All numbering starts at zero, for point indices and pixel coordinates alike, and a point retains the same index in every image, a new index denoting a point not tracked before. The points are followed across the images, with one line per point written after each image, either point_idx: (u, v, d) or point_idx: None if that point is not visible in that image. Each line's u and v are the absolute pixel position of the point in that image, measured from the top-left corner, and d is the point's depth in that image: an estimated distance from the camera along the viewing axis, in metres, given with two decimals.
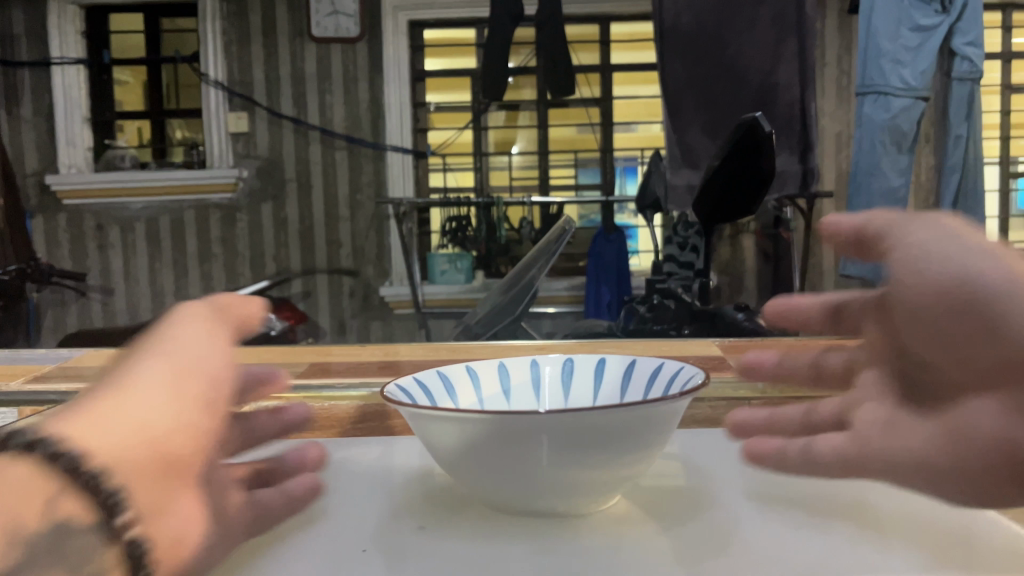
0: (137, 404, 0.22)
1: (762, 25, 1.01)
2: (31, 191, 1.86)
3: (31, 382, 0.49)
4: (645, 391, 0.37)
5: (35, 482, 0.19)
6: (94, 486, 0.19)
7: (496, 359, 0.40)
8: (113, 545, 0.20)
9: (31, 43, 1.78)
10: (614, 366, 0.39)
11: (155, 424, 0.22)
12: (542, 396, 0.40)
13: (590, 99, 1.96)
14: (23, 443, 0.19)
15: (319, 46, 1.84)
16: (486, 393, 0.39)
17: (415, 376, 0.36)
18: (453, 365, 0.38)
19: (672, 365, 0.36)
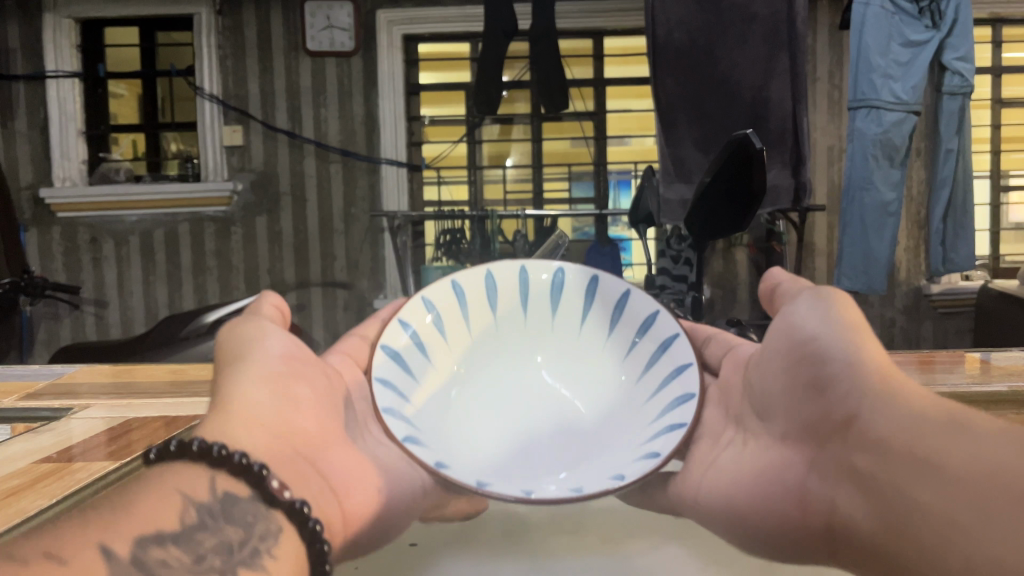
0: (251, 415, 0.34)
1: (754, 42, 1.00)
2: (24, 205, 1.92)
3: (23, 399, 0.49)
4: (640, 333, 0.42)
5: (192, 474, 0.29)
6: (240, 462, 0.30)
7: (485, 267, 0.44)
8: (275, 506, 0.30)
9: (28, 56, 1.86)
10: (638, 302, 0.42)
11: (267, 423, 0.34)
12: (529, 302, 0.44)
13: (583, 112, 1.94)
14: (196, 449, 0.30)
15: (314, 60, 1.85)
16: (473, 307, 0.43)
17: (398, 320, 0.41)
18: (439, 285, 0.42)
19: (667, 320, 0.40)
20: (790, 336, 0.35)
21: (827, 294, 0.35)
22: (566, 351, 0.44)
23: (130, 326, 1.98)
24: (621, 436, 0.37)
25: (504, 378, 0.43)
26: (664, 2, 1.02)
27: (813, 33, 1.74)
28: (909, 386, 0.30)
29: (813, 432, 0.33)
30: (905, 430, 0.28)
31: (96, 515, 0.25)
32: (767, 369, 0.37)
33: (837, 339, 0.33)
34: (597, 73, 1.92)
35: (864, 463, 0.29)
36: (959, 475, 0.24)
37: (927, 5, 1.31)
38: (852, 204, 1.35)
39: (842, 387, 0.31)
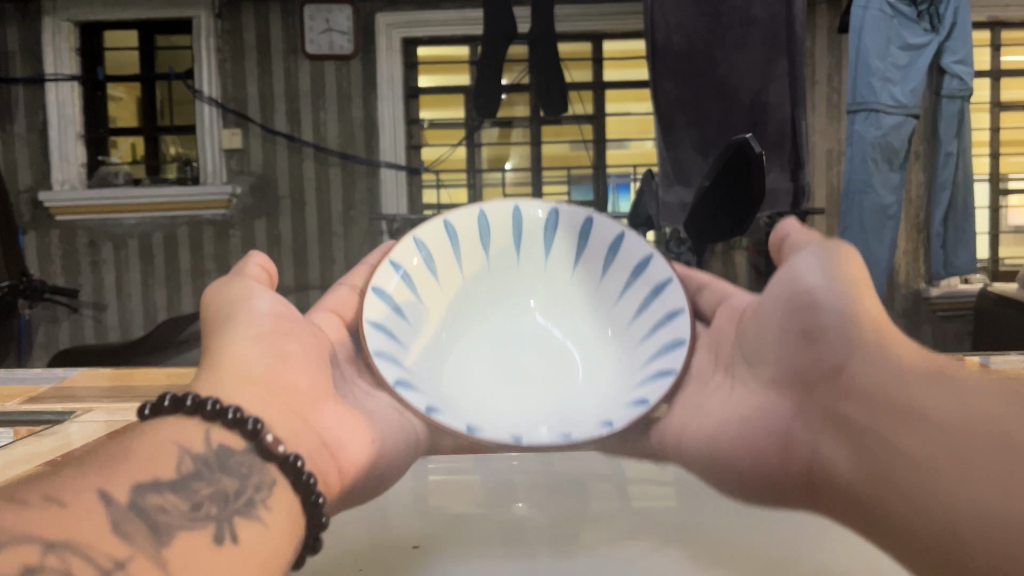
0: (243, 372, 0.36)
1: (753, 45, 0.99)
2: (23, 208, 1.91)
3: (25, 402, 0.49)
4: (633, 275, 0.44)
5: (188, 427, 0.30)
6: (233, 417, 0.31)
7: (477, 208, 0.46)
8: (270, 461, 0.31)
9: (27, 60, 1.86)
10: (631, 245, 0.44)
11: (259, 379, 0.36)
12: (522, 243, 0.47)
13: (582, 115, 1.94)
14: (190, 405, 0.31)
15: (313, 64, 1.85)
16: (465, 245, 0.45)
17: (390, 259, 0.43)
18: (433, 226, 0.44)
19: (660, 265, 0.43)
20: (790, 289, 0.38)
21: (831, 248, 0.38)
22: (556, 292, 0.47)
23: (128, 329, 1.98)
24: (611, 388, 0.41)
25: (496, 320, 0.46)
26: (662, 5, 1.01)
27: (812, 37, 1.75)
28: (902, 340, 0.32)
29: (803, 379, 0.36)
30: (890, 381, 0.30)
31: (97, 463, 0.26)
32: (768, 320, 0.40)
33: (834, 293, 0.35)
34: (596, 75, 1.92)
35: (848, 410, 0.32)
36: (937, 422, 0.26)
37: (925, 9, 1.30)
38: (852, 207, 1.36)
39: (835, 338, 0.34)
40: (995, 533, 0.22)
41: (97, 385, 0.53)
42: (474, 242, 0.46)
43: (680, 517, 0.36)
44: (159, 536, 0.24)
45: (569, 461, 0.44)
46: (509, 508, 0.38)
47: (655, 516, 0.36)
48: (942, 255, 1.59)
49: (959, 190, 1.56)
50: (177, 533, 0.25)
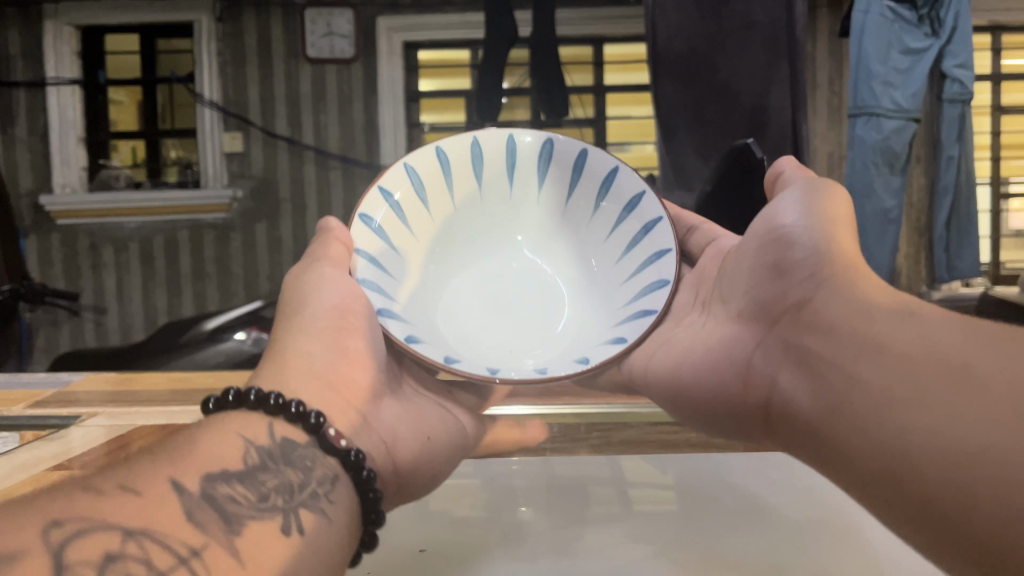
0: (305, 366, 0.37)
1: (754, 48, 0.98)
2: (23, 211, 1.91)
3: (30, 407, 0.49)
4: (625, 210, 0.44)
5: (254, 420, 0.32)
6: (296, 411, 0.33)
7: (471, 135, 0.46)
8: (331, 454, 0.34)
9: (29, 63, 1.86)
10: (625, 178, 0.44)
11: (323, 378, 0.37)
12: (516, 172, 0.47)
13: (583, 119, 1.96)
14: (253, 399, 0.33)
15: (314, 66, 1.85)
16: (457, 175, 0.46)
17: (380, 186, 0.43)
18: (424, 154, 0.44)
19: (651, 202, 0.42)
20: (767, 225, 0.37)
21: (816, 186, 0.36)
22: (547, 223, 0.48)
23: (129, 333, 1.99)
24: (594, 325, 0.42)
25: (484, 251, 0.48)
26: (664, 10, 1.02)
27: (813, 41, 1.75)
28: (874, 275, 0.32)
29: (767, 315, 0.36)
30: (852, 314, 0.30)
31: (173, 455, 0.28)
32: (745, 256, 0.39)
33: (808, 229, 0.34)
34: (597, 79, 1.93)
35: (812, 342, 0.31)
36: (898, 354, 0.26)
37: (926, 13, 1.28)
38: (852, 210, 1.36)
39: (804, 273, 0.33)
40: (935, 460, 0.23)
41: (100, 388, 0.54)
42: (467, 172, 0.46)
43: (668, 525, 0.40)
44: (229, 525, 0.27)
45: (568, 467, 0.47)
46: (515, 514, 0.42)
47: (645, 522, 0.40)
48: (945, 259, 1.58)
49: (961, 194, 1.56)
50: (247, 521, 0.27)
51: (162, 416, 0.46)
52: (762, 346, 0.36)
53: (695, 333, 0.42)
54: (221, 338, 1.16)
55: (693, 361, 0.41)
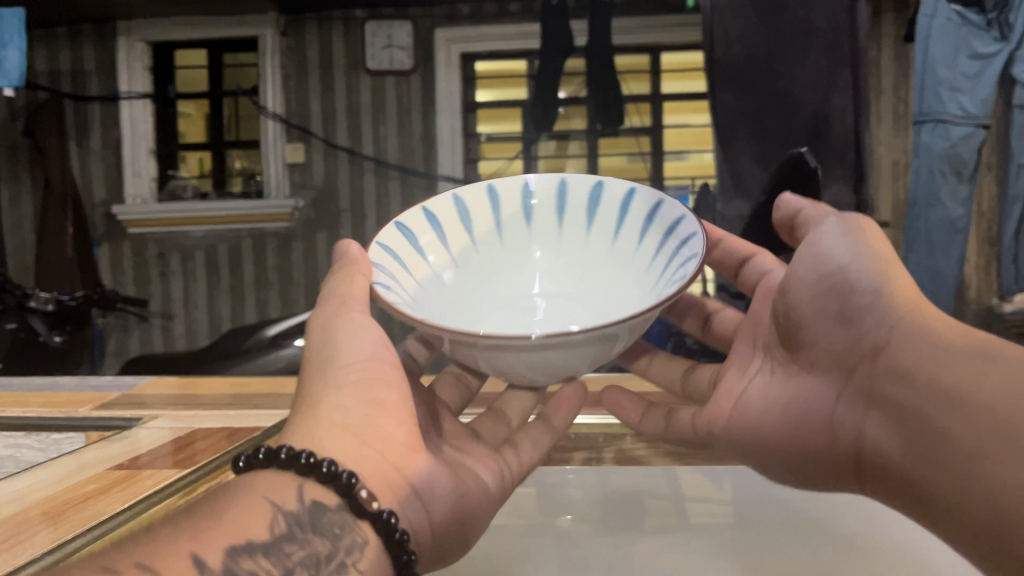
0: (338, 422, 0.34)
1: (815, 57, 0.98)
2: (98, 220, 2.02)
3: (98, 409, 0.51)
4: (665, 236, 0.40)
5: (280, 482, 0.30)
6: (327, 472, 0.30)
7: (524, 177, 0.46)
8: (363, 518, 0.31)
9: (102, 79, 1.96)
10: (667, 208, 0.40)
11: (358, 433, 0.34)
12: (564, 211, 0.46)
13: (640, 128, 1.97)
14: (284, 458, 0.31)
15: (373, 79, 1.89)
16: (505, 211, 0.46)
17: (424, 207, 0.44)
18: (474, 188, 0.46)
19: (689, 222, 0.38)
20: (810, 268, 0.35)
21: (852, 220, 0.35)
22: (592, 262, 0.45)
23: (194, 339, 2.05)
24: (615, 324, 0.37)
25: (518, 285, 0.46)
26: (722, 17, 1.02)
27: (877, 45, 1.72)
28: (938, 316, 0.31)
29: (837, 365, 0.34)
30: (936, 364, 0.29)
31: (192, 526, 0.26)
32: (790, 300, 0.36)
33: (870, 272, 0.33)
34: (654, 88, 1.95)
35: (893, 392, 0.31)
36: (984, 410, 0.27)
37: (995, 17, 1.21)
38: (916, 220, 1.32)
39: (869, 321, 0.32)
40: None
41: (164, 394, 0.55)
42: (512, 209, 0.46)
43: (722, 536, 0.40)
44: None
45: (624, 477, 0.46)
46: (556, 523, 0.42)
47: (711, 532, 0.40)
48: (1013, 269, 1.54)
49: None
50: None
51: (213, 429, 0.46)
52: (840, 397, 0.35)
53: (763, 385, 0.40)
54: (287, 343, 1.20)
55: (766, 407, 0.39)
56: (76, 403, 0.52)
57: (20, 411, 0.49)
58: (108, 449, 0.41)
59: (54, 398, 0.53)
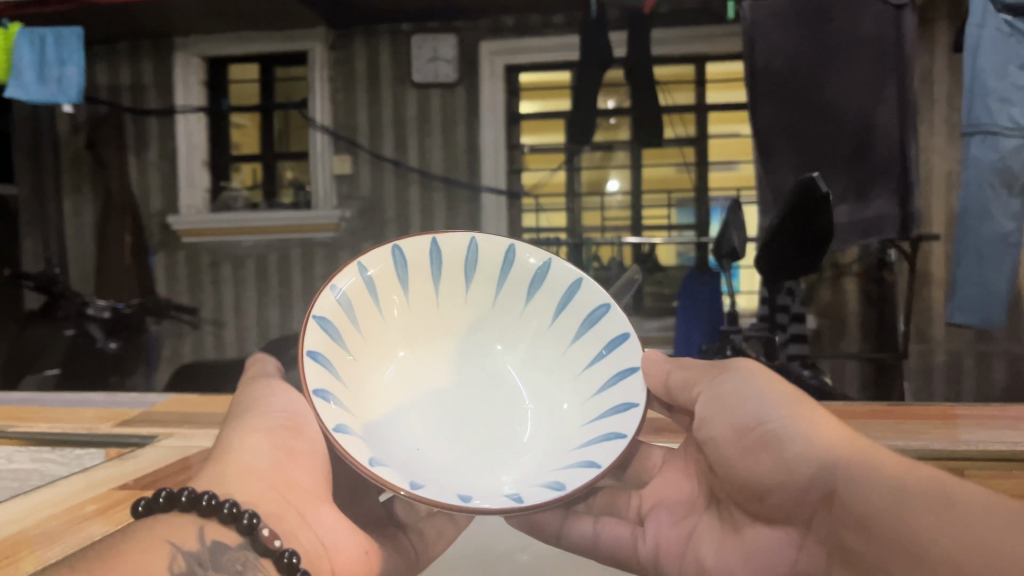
0: (245, 465, 0.45)
1: (862, 67, 1.14)
2: (153, 229, 2.08)
3: (119, 426, 0.56)
4: (604, 348, 0.50)
5: (192, 520, 0.39)
6: (228, 512, 0.40)
7: (470, 235, 0.52)
8: (265, 555, 0.39)
9: (159, 92, 2.03)
10: (613, 318, 0.50)
11: (264, 477, 0.45)
12: (505, 282, 0.53)
13: (685, 138, 1.99)
14: (185, 500, 0.40)
15: (420, 91, 1.92)
16: (445, 275, 0.52)
17: (359, 260, 0.49)
18: (419, 246, 0.51)
19: (633, 349, 0.49)
20: (738, 424, 0.43)
21: (746, 374, 0.45)
22: (521, 336, 0.54)
23: (242, 345, 2.08)
24: (551, 440, 0.47)
25: (450, 352, 0.54)
26: (764, 29, 1.14)
27: (930, 54, 1.68)
28: (870, 450, 0.37)
29: (795, 514, 0.41)
30: (890, 505, 0.34)
31: (104, 557, 0.34)
32: (721, 454, 0.44)
33: (794, 428, 0.40)
34: (699, 99, 1.94)
35: (863, 540, 0.36)
36: (953, 559, 0.30)
37: None
38: (967, 234, 1.28)
39: (810, 470, 0.38)
40: None
41: (179, 413, 0.60)
42: (452, 269, 0.52)
43: None
44: None
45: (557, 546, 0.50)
46: None
47: None
48: None
49: None
50: None
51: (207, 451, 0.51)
52: (804, 544, 0.41)
53: (711, 532, 0.48)
54: None
55: (726, 560, 0.45)
56: (100, 419, 0.58)
57: (48, 426, 0.55)
58: (118, 468, 0.47)
59: (84, 414, 0.59)
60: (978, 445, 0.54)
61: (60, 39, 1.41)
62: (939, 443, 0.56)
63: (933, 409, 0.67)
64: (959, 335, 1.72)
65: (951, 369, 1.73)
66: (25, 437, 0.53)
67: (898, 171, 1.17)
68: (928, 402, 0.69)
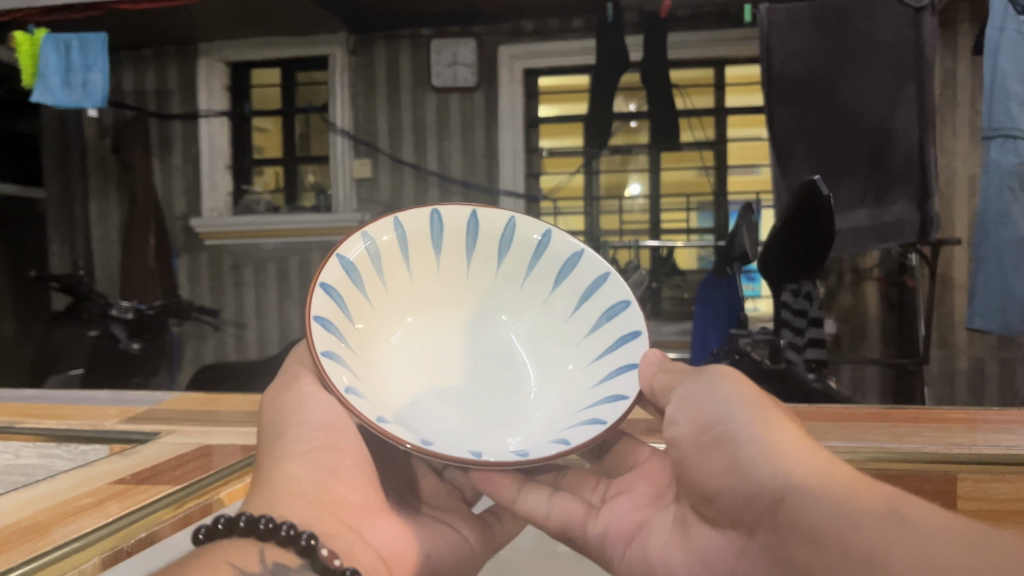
0: (293, 488, 0.42)
1: (880, 70, 1.13)
2: (177, 233, 2.12)
3: (124, 424, 0.58)
4: (616, 343, 0.48)
5: (248, 546, 0.38)
6: (286, 535, 0.39)
7: (510, 215, 0.52)
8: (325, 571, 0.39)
9: (184, 97, 2.07)
10: (629, 315, 0.48)
11: (311, 497, 0.42)
12: (536, 266, 0.52)
13: (704, 142, 1.96)
14: (245, 525, 0.39)
15: (439, 95, 1.93)
16: (477, 248, 0.52)
17: (398, 217, 0.50)
18: (458, 211, 0.51)
19: (640, 344, 0.46)
20: (702, 425, 0.39)
21: (724, 376, 0.40)
22: (540, 321, 0.53)
23: (265, 347, 2.10)
24: (543, 423, 0.46)
25: (466, 327, 0.53)
26: (780, 32, 1.15)
27: (953, 57, 1.66)
28: (835, 469, 0.32)
29: (740, 523, 0.36)
30: (830, 519, 0.29)
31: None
32: (681, 455, 0.40)
33: (754, 432, 0.36)
34: (718, 101, 1.94)
35: (795, 553, 0.31)
36: (897, 566, 0.25)
37: None
38: (987, 238, 1.26)
39: (762, 480, 0.33)
40: None
41: (184, 414, 0.61)
42: (486, 242, 0.52)
43: None
44: None
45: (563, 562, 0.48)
46: None
47: None
48: None
49: None
50: None
51: (204, 457, 0.52)
52: (742, 555, 0.36)
53: (667, 530, 0.43)
54: None
55: (673, 551, 0.41)
56: (107, 418, 0.60)
57: (54, 423, 0.57)
58: (113, 468, 0.48)
59: (92, 413, 0.60)
60: (977, 450, 0.54)
61: (85, 44, 1.44)
62: (938, 447, 0.55)
63: (939, 414, 0.67)
64: (984, 340, 1.69)
65: (975, 375, 1.70)
66: (35, 432, 0.55)
67: (917, 176, 1.15)
68: (935, 407, 0.68)
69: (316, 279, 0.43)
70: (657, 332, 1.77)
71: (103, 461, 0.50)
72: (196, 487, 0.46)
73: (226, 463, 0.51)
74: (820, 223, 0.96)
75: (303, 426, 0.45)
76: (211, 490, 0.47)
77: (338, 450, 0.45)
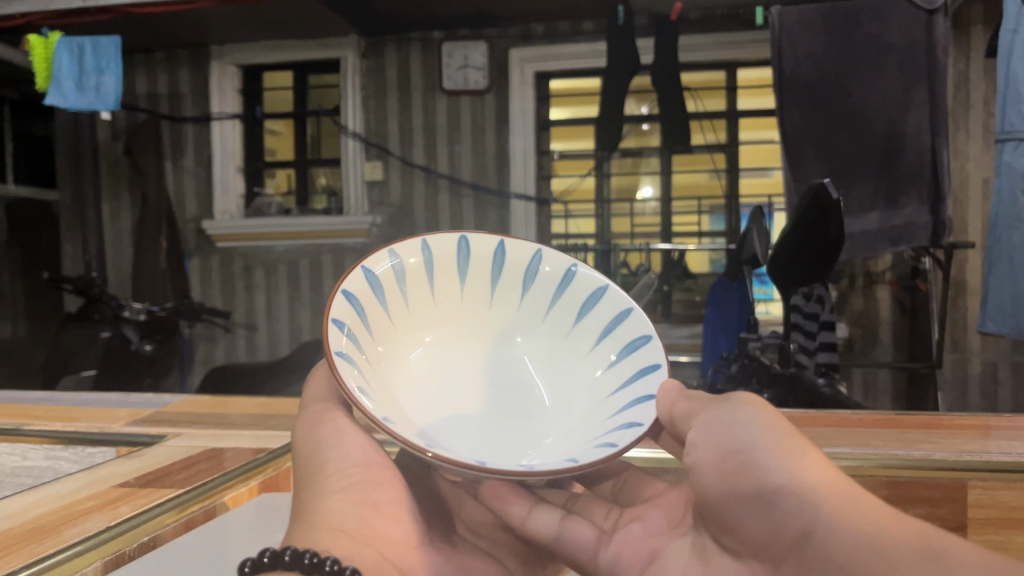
0: (333, 525, 0.42)
1: (891, 72, 1.12)
2: (190, 235, 2.19)
3: (130, 427, 0.58)
4: (636, 375, 0.47)
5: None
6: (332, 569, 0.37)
7: (537, 248, 0.54)
8: None
9: (197, 100, 2.09)
10: (649, 348, 0.47)
11: (351, 533, 0.42)
12: (558, 302, 0.53)
13: (715, 144, 2.02)
14: (288, 559, 0.37)
15: (450, 98, 1.94)
16: (501, 278, 0.53)
17: (426, 240, 0.52)
18: (485, 239, 0.53)
19: (660, 377, 0.45)
20: (717, 450, 0.37)
21: (744, 401, 0.38)
22: (558, 356, 0.53)
23: (274, 348, 2.10)
24: (560, 446, 0.45)
25: (482, 358, 0.54)
26: (791, 35, 1.15)
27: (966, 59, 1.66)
28: (863, 502, 0.31)
29: (756, 553, 0.34)
30: (865, 555, 0.29)
31: None
32: (697, 483, 0.38)
33: (775, 457, 0.34)
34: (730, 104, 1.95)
35: None
36: None
37: None
38: (997, 243, 1.25)
39: (788, 511, 0.32)
40: None
41: (191, 417, 0.62)
42: (511, 273, 0.53)
43: None
44: None
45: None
46: None
47: None
48: None
49: None
50: None
51: (207, 460, 0.52)
52: None
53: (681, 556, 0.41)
54: None
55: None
56: (114, 420, 0.60)
57: (62, 424, 0.58)
58: (116, 470, 0.49)
59: (100, 415, 0.61)
60: (984, 456, 0.54)
61: (99, 48, 1.46)
62: (943, 453, 0.55)
63: (946, 420, 0.66)
64: None
65: None
66: (42, 434, 0.55)
67: (928, 177, 1.15)
68: (942, 414, 0.68)
69: (339, 287, 0.45)
70: (669, 335, 1.75)
71: (107, 463, 0.50)
72: (198, 490, 0.46)
73: (229, 466, 0.51)
74: (826, 226, 0.97)
75: (346, 459, 0.45)
76: (212, 494, 0.47)
77: (378, 488, 0.45)
